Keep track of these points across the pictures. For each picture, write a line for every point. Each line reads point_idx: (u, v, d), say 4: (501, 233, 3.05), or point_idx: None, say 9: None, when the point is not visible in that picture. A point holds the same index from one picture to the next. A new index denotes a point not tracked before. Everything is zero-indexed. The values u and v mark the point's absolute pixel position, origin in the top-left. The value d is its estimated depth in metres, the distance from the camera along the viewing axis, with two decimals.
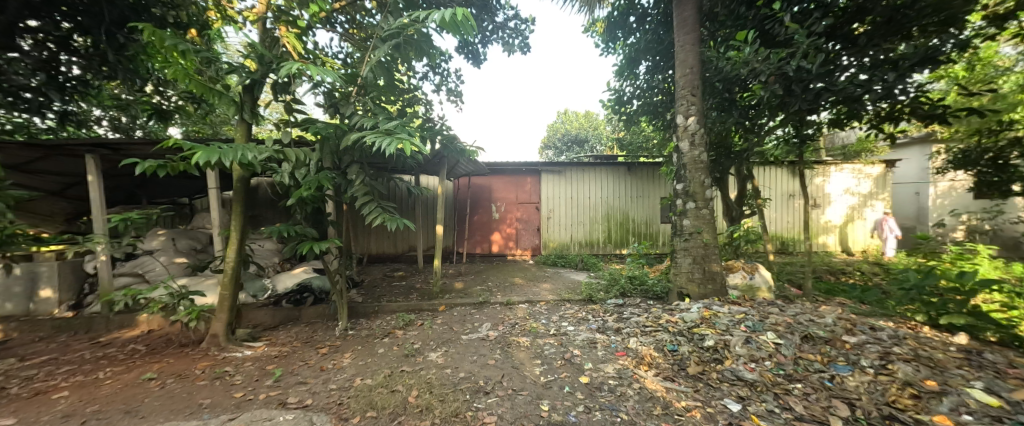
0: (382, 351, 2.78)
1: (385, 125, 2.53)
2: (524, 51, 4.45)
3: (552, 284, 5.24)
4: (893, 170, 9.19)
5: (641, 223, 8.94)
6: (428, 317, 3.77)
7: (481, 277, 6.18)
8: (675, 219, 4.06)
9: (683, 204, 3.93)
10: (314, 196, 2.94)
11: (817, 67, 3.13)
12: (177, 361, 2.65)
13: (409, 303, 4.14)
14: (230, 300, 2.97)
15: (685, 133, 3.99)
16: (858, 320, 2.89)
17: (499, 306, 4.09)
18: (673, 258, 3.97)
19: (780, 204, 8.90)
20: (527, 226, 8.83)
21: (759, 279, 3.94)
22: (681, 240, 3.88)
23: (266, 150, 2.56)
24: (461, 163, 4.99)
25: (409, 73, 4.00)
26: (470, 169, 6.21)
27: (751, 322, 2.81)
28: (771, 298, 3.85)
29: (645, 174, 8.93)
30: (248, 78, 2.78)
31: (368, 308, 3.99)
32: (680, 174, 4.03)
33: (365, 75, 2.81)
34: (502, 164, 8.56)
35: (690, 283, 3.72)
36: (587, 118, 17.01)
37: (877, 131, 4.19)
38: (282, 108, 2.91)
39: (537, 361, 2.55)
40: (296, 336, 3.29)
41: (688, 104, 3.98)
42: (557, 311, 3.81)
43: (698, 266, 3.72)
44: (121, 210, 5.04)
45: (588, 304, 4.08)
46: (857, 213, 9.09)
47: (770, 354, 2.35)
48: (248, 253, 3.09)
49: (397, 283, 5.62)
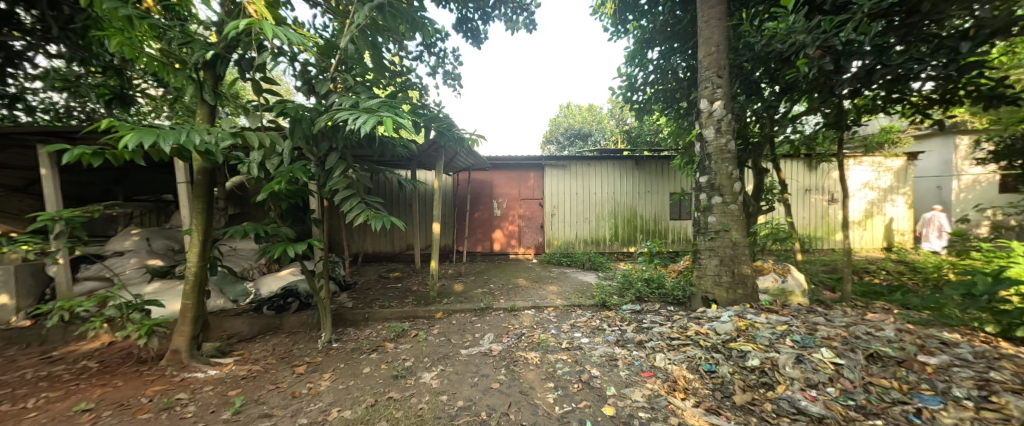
0: (367, 371, 2.39)
1: (366, 103, 2.11)
2: (529, 29, 4.01)
3: (559, 287, 4.84)
4: (916, 163, 8.71)
5: (650, 220, 8.52)
6: (424, 326, 3.37)
7: (483, 278, 5.79)
8: (697, 215, 3.65)
9: (708, 199, 3.52)
10: (289, 191, 2.55)
11: (872, 39, 2.70)
12: (127, 384, 2.26)
13: (403, 310, 3.73)
14: (194, 311, 2.58)
15: (710, 120, 3.57)
16: (922, 332, 2.49)
17: (503, 312, 3.69)
18: (697, 258, 3.56)
19: (797, 198, 8.48)
20: (529, 223, 8.42)
21: (792, 283, 3.54)
22: (706, 239, 3.47)
23: (226, 135, 2.16)
24: (460, 155, 4.57)
25: (400, 52, 3.57)
26: (469, 163, 5.80)
27: (798, 335, 2.41)
28: (807, 304, 3.45)
29: (655, 168, 8.50)
30: (208, 52, 2.37)
31: (358, 315, 3.59)
32: (705, 166, 3.61)
33: (344, 46, 2.38)
34: (503, 158, 8.11)
35: (717, 287, 3.31)
36: (591, 111, 16.43)
37: (926, 116, 3.75)
38: (249, 88, 2.49)
39: (550, 384, 2.16)
40: (273, 349, 2.90)
41: (713, 87, 3.55)
42: (568, 319, 3.41)
43: (727, 268, 3.30)
44: (111, 207, 4.93)
45: (602, 310, 3.68)
46: (877, 208, 8.65)
47: (831, 378, 1.95)
48: (215, 257, 2.70)
49: (392, 286, 5.22)
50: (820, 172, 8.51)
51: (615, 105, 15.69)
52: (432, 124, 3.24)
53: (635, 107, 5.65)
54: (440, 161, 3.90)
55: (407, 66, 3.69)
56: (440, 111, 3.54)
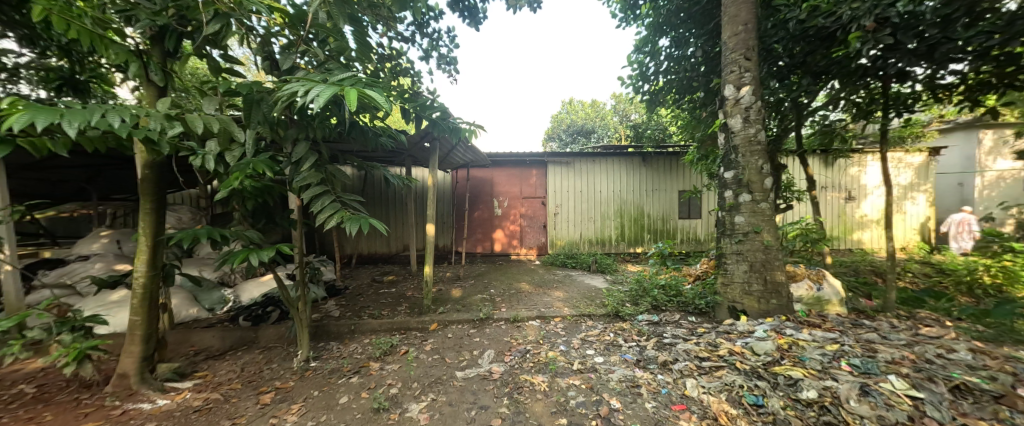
0: (344, 402, 2.01)
1: (336, 79, 1.71)
2: (532, 7, 3.61)
3: (565, 292, 4.47)
4: (938, 159, 8.30)
5: (657, 219, 8.14)
6: (416, 340, 3.00)
7: (482, 282, 5.42)
8: (722, 214, 3.26)
9: (735, 197, 3.13)
10: (254, 187, 2.17)
11: (938, 7, 2.30)
12: (55, 420, 1.89)
13: (394, 320, 3.35)
14: (143, 329, 2.20)
15: (737, 108, 3.17)
16: (1002, 354, 2.10)
17: (504, 323, 3.32)
18: (722, 263, 3.17)
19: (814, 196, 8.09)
20: (532, 223, 8.04)
21: (828, 290, 3.17)
22: (734, 242, 3.08)
23: (169, 119, 1.78)
24: (457, 149, 4.19)
25: (389, 33, 3.20)
26: (467, 159, 5.41)
27: (856, 359, 2.03)
28: (846, 315, 3.07)
29: (663, 164, 8.10)
30: (153, 22, 1.98)
31: (343, 327, 3.21)
32: (731, 160, 3.21)
33: (314, 15, 2.00)
34: (503, 155, 7.73)
35: (747, 296, 2.93)
36: (594, 107, 15.90)
37: (979, 102, 3.33)
38: (205, 67, 2.11)
39: (561, 421, 1.79)
40: (241, 370, 2.53)
41: (740, 71, 3.16)
42: (578, 333, 3.03)
43: (758, 275, 2.92)
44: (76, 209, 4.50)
45: (615, 321, 3.29)
46: (896, 206, 8.26)
47: (914, 419, 1.57)
48: (169, 265, 2.32)
49: (385, 291, 4.85)
50: (837, 169, 8.16)
51: (619, 100, 15.26)
52: (424, 112, 2.82)
53: (646, 97, 5.25)
54: (435, 154, 3.46)
55: (396, 50, 3.30)
56: (434, 98, 3.12)
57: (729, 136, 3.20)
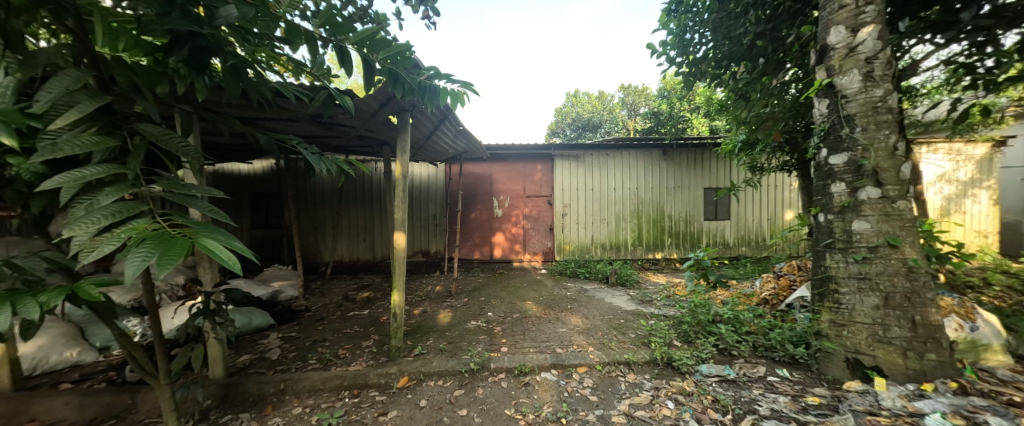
0: None
1: None
2: None
3: (584, 320, 3.39)
4: (1003, 151, 7.21)
5: (680, 220, 7.10)
6: (370, 414, 1.95)
7: (477, 301, 4.37)
8: (827, 216, 2.19)
9: (853, 193, 2.07)
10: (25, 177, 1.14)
11: None
12: None
13: (344, 374, 2.31)
14: None
15: (851, 60, 2.13)
16: None
17: (507, 377, 2.30)
18: (829, 292, 2.12)
19: None
20: (536, 225, 7.00)
21: (986, 332, 2.14)
22: (852, 262, 2.03)
23: None
24: (441, 129, 3.11)
25: None
26: (460, 148, 4.38)
27: None
28: (1020, 369, 2.04)
29: (688, 158, 7.05)
30: None
31: (267, 388, 2.17)
32: (838, 139, 2.17)
33: None
34: (503, 147, 6.69)
35: (879, 345, 1.90)
36: (601, 99, 14.79)
37: None
38: None
39: None
40: None
41: (858, 2, 2.11)
42: (617, 399, 2.01)
43: (899, 315, 1.88)
44: None
45: (668, 373, 2.25)
46: (953, 205, 7.21)
47: None
48: None
49: (353, 315, 3.81)
50: None
51: (629, 93, 14.41)
52: (374, 60, 1.69)
53: (682, 70, 4.14)
54: (406, 130, 2.37)
55: None
56: None
57: (837, 102, 2.16)
